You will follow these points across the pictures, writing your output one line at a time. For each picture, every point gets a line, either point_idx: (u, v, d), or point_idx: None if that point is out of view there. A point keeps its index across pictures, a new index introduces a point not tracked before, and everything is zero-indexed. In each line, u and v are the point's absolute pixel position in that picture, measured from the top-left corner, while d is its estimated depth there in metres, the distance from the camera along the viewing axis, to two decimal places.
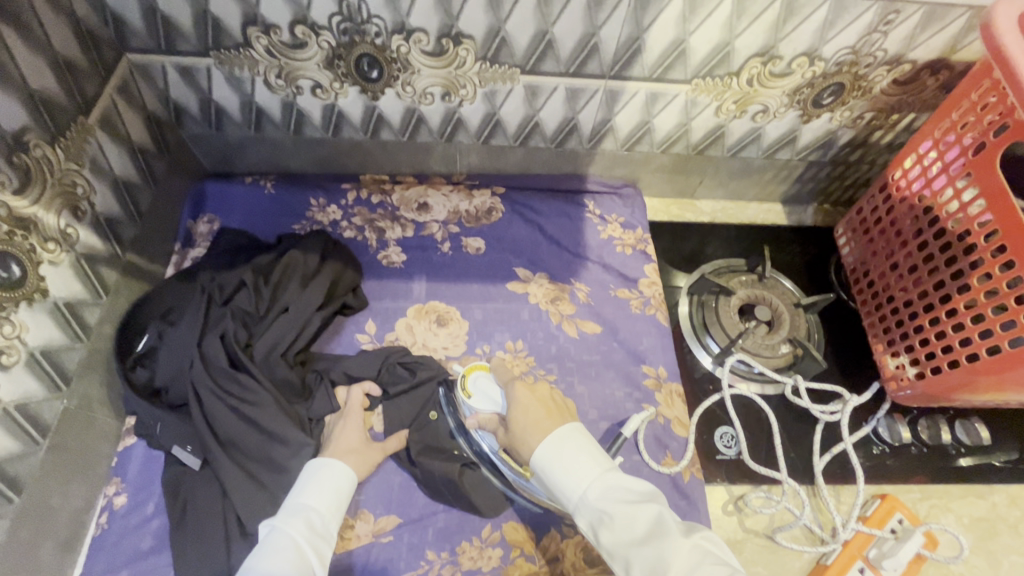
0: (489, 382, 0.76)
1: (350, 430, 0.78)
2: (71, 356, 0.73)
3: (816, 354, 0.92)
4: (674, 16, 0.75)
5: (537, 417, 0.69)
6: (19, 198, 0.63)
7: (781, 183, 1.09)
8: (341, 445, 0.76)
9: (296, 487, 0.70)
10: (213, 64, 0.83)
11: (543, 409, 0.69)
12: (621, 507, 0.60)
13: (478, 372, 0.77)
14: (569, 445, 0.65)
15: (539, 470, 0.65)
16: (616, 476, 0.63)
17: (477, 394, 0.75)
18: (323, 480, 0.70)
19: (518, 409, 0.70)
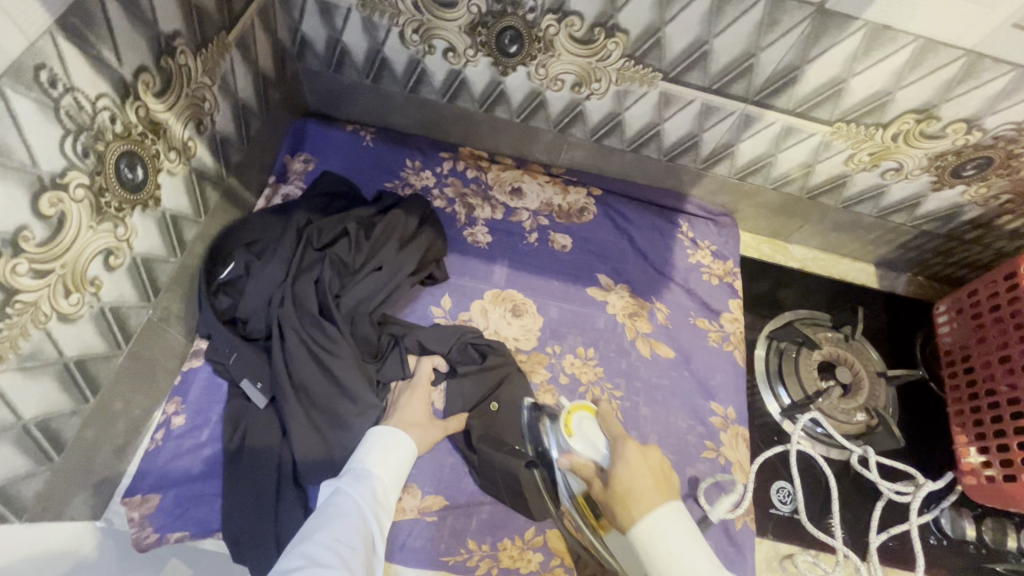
0: (596, 429, 0.65)
1: (416, 402, 0.76)
2: (164, 268, 0.72)
3: (893, 430, 0.88)
4: (844, 54, 0.71)
5: (645, 489, 0.56)
6: (158, 102, 0.62)
7: (884, 246, 1.04)
8: (406, 417, 0.74)
9: (355, 452, 0.69)
10: (355, 6, 0.81)
11: (653, 476, 0.58)
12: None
13: (584, 412, 0.66)
14: (677, 535, 0.53)
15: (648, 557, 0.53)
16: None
17: (579, 436, 0.64)
18: (384, 448, 0.69)
19: (623, 467, 0.59)
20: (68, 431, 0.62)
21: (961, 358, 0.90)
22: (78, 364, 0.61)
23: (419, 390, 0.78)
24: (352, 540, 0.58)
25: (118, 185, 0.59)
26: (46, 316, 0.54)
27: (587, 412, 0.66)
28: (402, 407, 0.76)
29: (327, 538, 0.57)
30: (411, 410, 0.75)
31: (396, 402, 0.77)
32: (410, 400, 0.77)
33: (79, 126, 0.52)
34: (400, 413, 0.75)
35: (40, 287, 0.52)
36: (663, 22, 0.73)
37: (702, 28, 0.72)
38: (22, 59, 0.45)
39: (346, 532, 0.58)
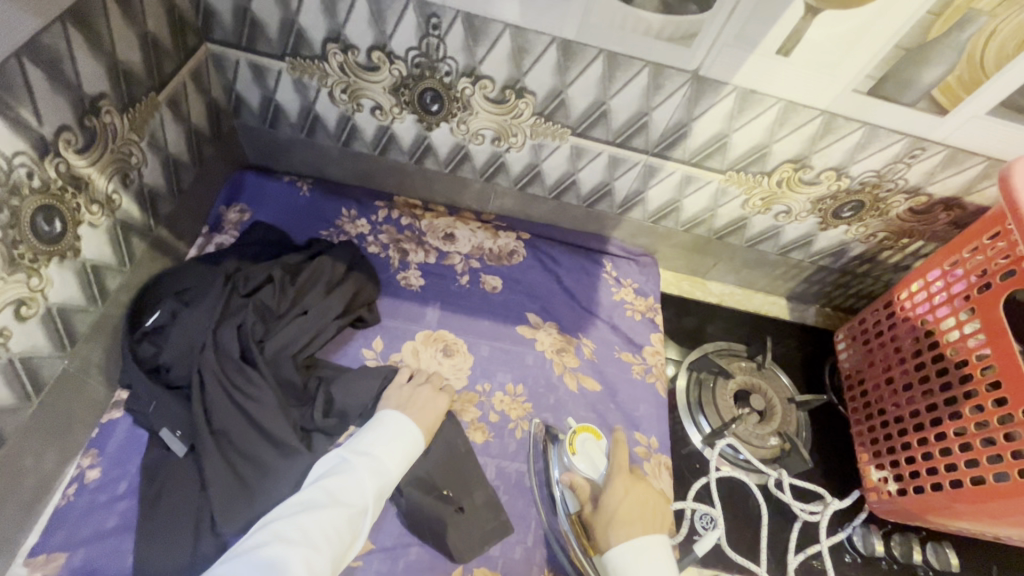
0: (594, 449, 0.78)
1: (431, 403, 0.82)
2: (83, 318, 0.72)
3: (803, 453, 0.93)
4: (723, 113, 0.81)
5: (628, 513, 0.70)
6: (79, 157, 0.65)
7: (790, 280, 1.14)
8: (423, 419, 0.79)
9: (370, 432, 0.75)
10: (285, 69, 0.87)
11: (644, 508, 0.71)
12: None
13: (587, 434, 0.79)
14: (645, 557, 0.66)
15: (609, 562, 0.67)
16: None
17: (581, 453, 0.78)
18: (399, 442, 0.75)
19: (620, 501, 0.72)
20: None
21: (858, 382, 0.98)
22: None
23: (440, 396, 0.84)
24: (334, 531, 0.64)
25: (32, 237, 0.61)
26: None
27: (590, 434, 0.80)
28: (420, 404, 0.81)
29: (309, 521, 0.64)
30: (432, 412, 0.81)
31: (412, 397, 0.82)
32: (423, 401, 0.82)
33: None
34: (414, 406, 0.80)
35: None
36: (565, 85, 0.81)
37: (600, 90, 0.81)
38: None
39: (341, 520, 0.66)
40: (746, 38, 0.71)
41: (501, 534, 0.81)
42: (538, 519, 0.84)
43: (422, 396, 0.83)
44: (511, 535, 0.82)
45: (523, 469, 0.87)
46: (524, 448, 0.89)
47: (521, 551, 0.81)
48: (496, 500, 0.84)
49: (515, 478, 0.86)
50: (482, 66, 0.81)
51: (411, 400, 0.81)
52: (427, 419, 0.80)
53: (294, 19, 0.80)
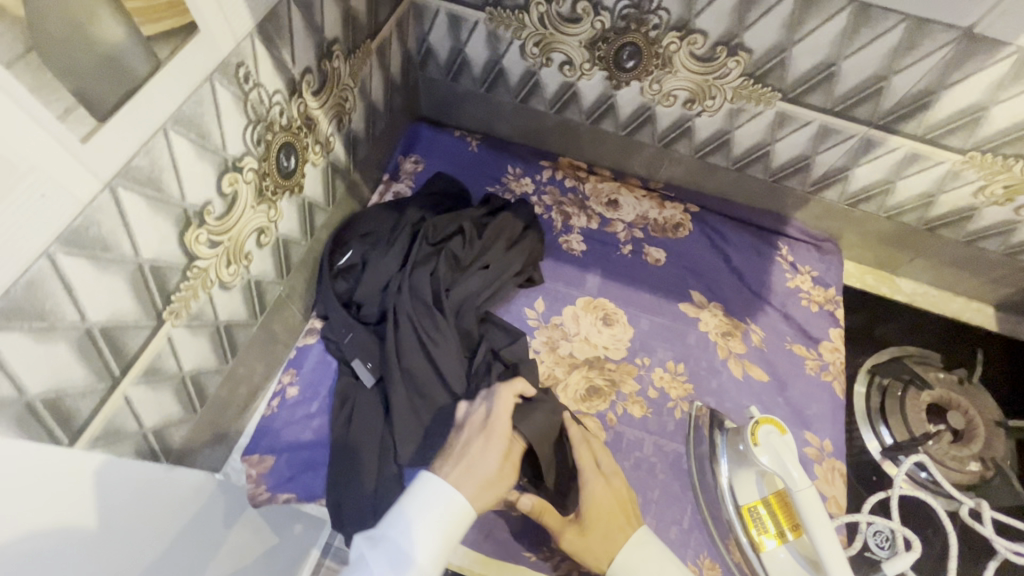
0: (782, 446, 0.69)
1: (489, 450, 0.65)
2: (296, 250, 0.79)
3: (1018, 489, 0.83)
4: (989, 80, 0.68)
5: (606, 514, 0.67)
6: (314, 99, 0.69)
7: (1006, 286, 0.97)
8: (476, 473, 0.61)
9: (404, 509, 0.57)
10: (483, 20, 0.86)
11: (616, 503, 0.68)
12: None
13: (771, 426, 0.72)
14: (651, 557, 0.61)
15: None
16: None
17: (766, 448, 0.70)
18: (432, 517, 0.56)
19: (592, 503, 0.68)
20: (210, 387, 0.69)
21: None
22: (226, 328, 0.68)
23: (494, 435, 0.67)
24: None
25: (276, 172, 0.66)
26: (212, 282, 0.61)
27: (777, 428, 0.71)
28: (472, 453, 0.64)
29: None
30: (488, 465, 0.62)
31: (460, 451, 0.65)
32: (476, 448, 0.65)
33: (258, 117, 0.60)
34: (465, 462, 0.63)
35: (212, 255, 0.59)
36: (791, 43, 0.73)
37: (833, 48, 0.71)
38: (229, 56, 0.52)
39: None
40: None
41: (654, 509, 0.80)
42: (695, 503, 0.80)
43: (476, 442, 0.66)
44: (666, 513, 0.80)
45: (681, 451, 0.84)
46: (683, 429, 0.85)
47: (676, 531, 0.79)
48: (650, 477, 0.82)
49: (673, 457, 0.83)
50: (696, 19, 0.75)
51: (462, 451, 0.65)
52: (481, 479, 0.61)
53: None
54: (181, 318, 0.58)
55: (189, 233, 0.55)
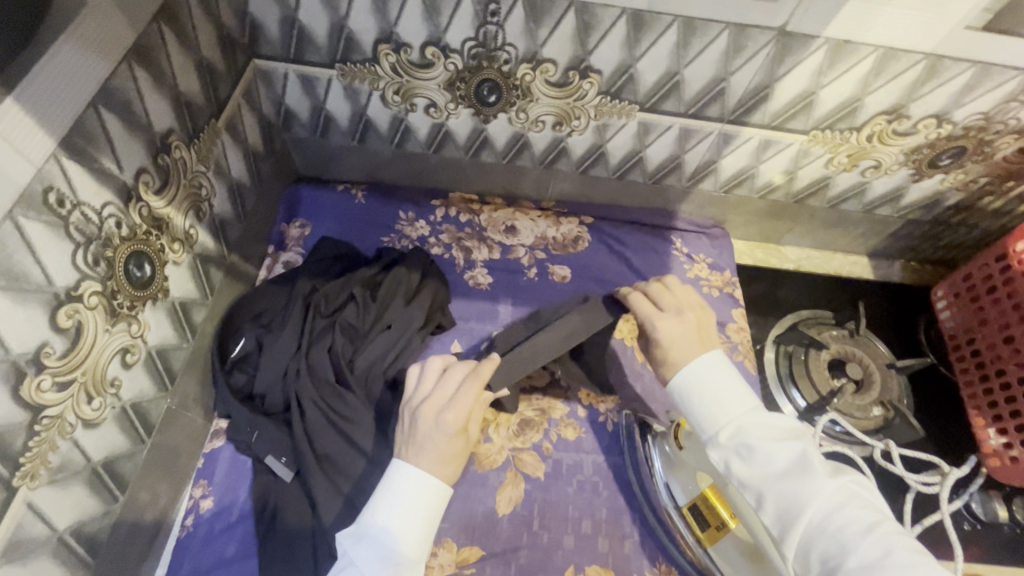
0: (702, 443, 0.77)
1: (440, 431, 0.61)
2: (178, 355, 0.73)
3: (911, 420, 0.90)
4: (812, 69, 0.74)
5: (680, 338, 0.66)
6: (158, 198, 0.63)
7: (873, 237, 1.07)
8: (433, 448, 0.61)
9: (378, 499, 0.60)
10: (335, 76, 0.83)
11: (695, 329, 0.67)
12: (760, 446, 0.56)
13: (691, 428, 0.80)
14: (711, 379, 0.62)
15: (672, 395, 0.65)
16: (762, 415, 0.59)
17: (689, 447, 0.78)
18: (410, 504, 0.59)
19: (670, 336, 0.66)
20: (100, 534, 0.62)
21: (967, 342, 0.91)
22: (105, 466, 0.61)
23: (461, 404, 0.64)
24: None
25: (128, 285, 0.60)
26: (71, 426, 0.55)
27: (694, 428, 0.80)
28: (427, 434, 0.61)
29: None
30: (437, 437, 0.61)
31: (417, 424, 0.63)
32: (429, 428, 0.62)
33: (88, 237, 0.54)
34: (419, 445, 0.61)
35: (63, 399, 0.53)
36: (634, 59, 0.75)
37: (673, 59, 0.75)
38: (31, 187, 0.47)
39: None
40: None
41: (605, 528, 0.80)
42: (642, 511, 0.82)
43: (426, 422, 0.62)
44: (617, 529, 0.80)
45: (619, 463, 0.85)
46: (617, 441, 0.87)
47: (630, 545, 0.79)
48: (595, 496, 0.82)
49: (614, 471, 0.85)
50: (543, 50, 0.76)
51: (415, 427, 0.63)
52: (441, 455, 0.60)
53: (343, 25, 0.76)
54: (38, 478, 0.51)
55: (25, 387, 0.49)
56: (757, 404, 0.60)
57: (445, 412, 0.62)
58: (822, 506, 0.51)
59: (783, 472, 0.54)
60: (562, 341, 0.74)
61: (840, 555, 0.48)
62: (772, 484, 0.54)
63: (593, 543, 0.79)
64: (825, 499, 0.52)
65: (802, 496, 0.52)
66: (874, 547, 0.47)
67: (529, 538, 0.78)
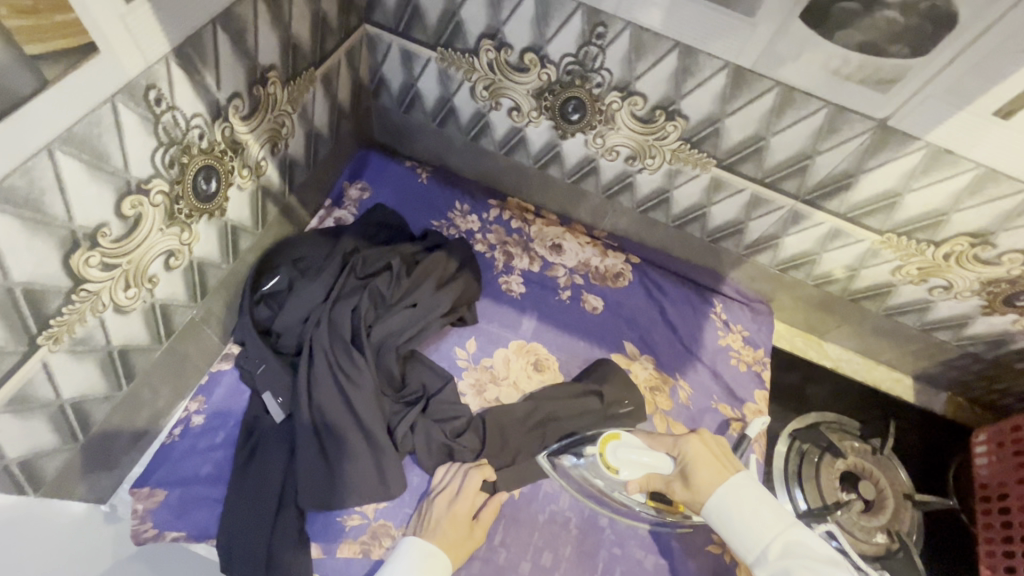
0: (631, 451, 0.68)
1: (451, 523, 0.71)
2: (215, 273, 0.76)
3: (915, 557, 0.84)
4: (904, 169, 0.71)
5: (703, 454, 0.65)
6: (242, 123, 0.67)
7: (923, 359, 1.01)
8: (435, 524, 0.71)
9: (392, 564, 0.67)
10: (434, 58, 0.86)
11: (714, 454, 0.65)
12: (806, 567, 0.54)
13: (613, 442, 0.70)
14: (743, 497, 0.61)
15: (706, 517, 0.62)
16: (805, 534, 0.58)
17: (623, 465, 0.69)
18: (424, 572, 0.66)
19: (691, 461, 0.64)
20: (96, 415, 0.64)
21: (998, 495, 0.85)
22: (121, 352, 0.64)
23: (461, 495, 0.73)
24: None
25: (192, 194, 0.64)
26: (103, 305, 0.58)
27: (617, 440, 0.70)
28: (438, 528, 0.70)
29: None
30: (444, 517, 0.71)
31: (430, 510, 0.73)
32: (442, 519, 0.71)
33: (171, 139, 0.57)
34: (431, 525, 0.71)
35: (105, 279, 0.56)
36: (724, 114, 0.75)
37: (762, 124, 0.74)
38: (137, 79, 0.50)
39: None
40: (961, 92, 0.61)
41: (564, 567, 0.77)
42: (606, 563, 0.79)
43: (440, 510, 0.72)
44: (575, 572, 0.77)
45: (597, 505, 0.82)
46: None
47: None
48: (563, 533, 0.79)
49: (590, 513, 0.81)
50: (637, 83, 0.76)
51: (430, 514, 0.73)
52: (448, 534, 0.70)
53: (455, 12, 0.79)
54: (60, 343, 0.54)
55: (75, 257, 0.52)
56: (800, 523, 0.59)
57: (452, 502, 0.73)
58: None
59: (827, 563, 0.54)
60: (589, 406, 0.86)
61: None
62: None
63: None
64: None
65: None
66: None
67: (486, 552, 0.76)
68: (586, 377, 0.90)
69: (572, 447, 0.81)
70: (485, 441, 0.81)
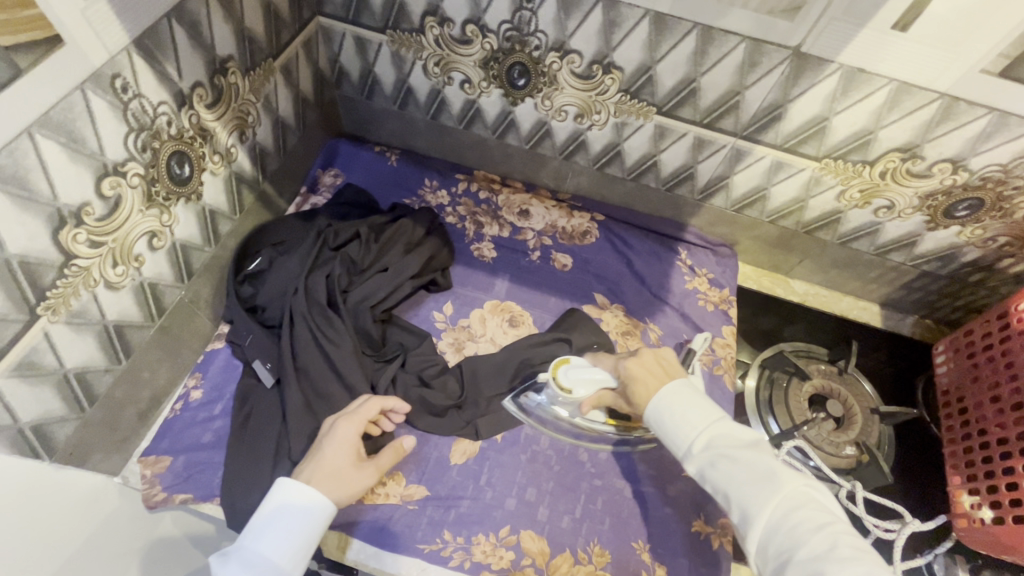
0: (579, 372, 0.79)
1: (335, 453, 0.69)
2: (199, 255, 0.82)
3: (884, 466, 0.87)
4: (824, 93, 0.76)
5: (644, 376, 0.71)
6: (209, 112, 0.74)
7: (886, 285, 1.04)
8: (324, 463, 0.68)
9: (265, 528, 0.62)
10: (385, 42, 0.93)
11: (653, 371, 0.71)
12: (728, 451, 0.61)
13: (563, 368, 0.81)
14: (678, 399, 0.66)
15: (648, 421, 0.68)
16: (728, 425, 0.64)
17: (574, 385, 0.79)
18: (293, 526, 0.63)
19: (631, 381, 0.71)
20: (100, 386, 0.71)
21: (956, 398, 0.90)
22: (116, 327, 0.70)
23: (355, 420, 0.73)
24: None
25: (167, 178, 0.70)
26: (94, 281, 0.64)
27: (565, 364, 0.81)
28: (322, 457, 0.69)
29: None
30: (333, 454, 0.69)
31: (322, 444, 0.71)
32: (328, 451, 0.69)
33: (141, 125, 0.64)
34: (317, 461, 0.68)
35: (93, 256, 0.62)
36: (654, 61, 0.80)
37: (689, 67, 0.79)
38: (103, 68, 0.57)
39: None
40: (858, 11, 0.66)
41: (548, 500, 0.81)
42: (588, 494, 0.83)
43: (330, 445, 0.70)
44: (559, 504, 0.81)
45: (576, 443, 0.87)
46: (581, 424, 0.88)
47: (568, 521, 0.80)
48: (544, 469, 0.84)
49: (569, 450, 0.86)
50: (571, 40, 0.82)
51: (319, 448, 0.70)
52: (332, 469, 0.68)
53: None
54: (58, 315, 0.61)
55: (63, 233, 0.58)
56: (723, 416, 0.65)
57: (342, 428, 0.72)
58: (785, 505, 0.57)
59: (744, 447, 0.61)
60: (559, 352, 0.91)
61: (794, 550, 0.53)
62: (739, 487, 0.59)
63: (532, 510, 0.80)
64: (787, 497, 0.57)
65: (766, 475, 0.59)
66: (821, 541, 0.52)
67: (473, 491, 0.81)
68: (556, 327, 0.95)
69: (533, 385, 0.88)
70: (463, 389, 0.87)
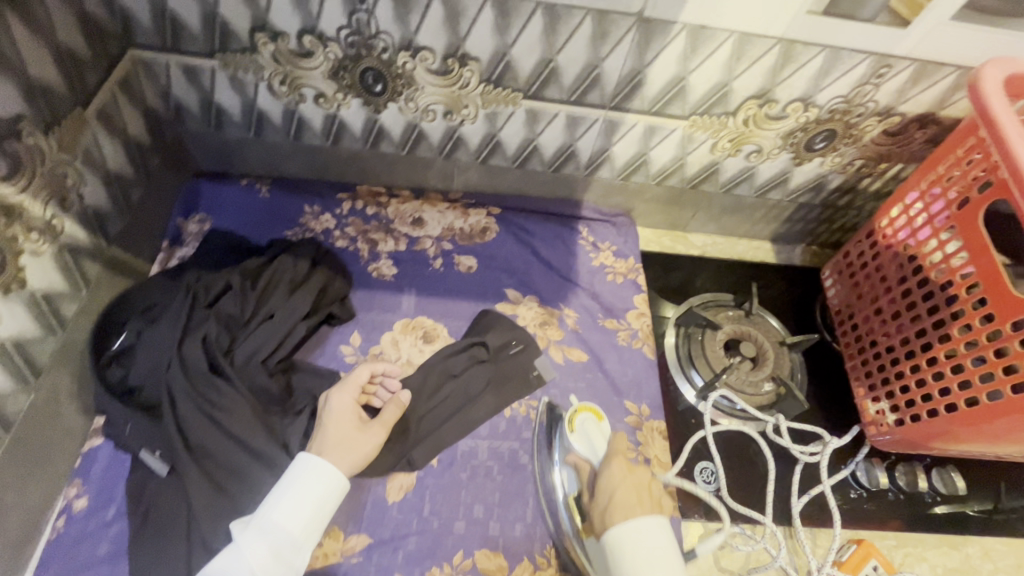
0: (593, 428, 0.79)
1: (338, 426, 0.71)
2: (42, 348, 0.71)
3: (800, 395, 0.93)
4: (676, 54, 0.77)
5: (622, 484, 0.66)
6: (7, 184, 0.63)
7: (772, 222, 1.10)
8: (332, 437, 0.70)
9: (280, 497, 0.64)
10: (217, 67, 0.83)
11: (639, 489, 0.65)
12: None
13: (587, 415, 0.81)
14: (646, 542, 0.60)
15: (603, 543, 0.62)
16: None
17: (580, 432, 0.79)
18: (311, 492, 0.64)
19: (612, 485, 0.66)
20: None
21: (847, 318, 0.97)
22: None
23: (349, 387, 0.75)
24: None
25: None
26: None
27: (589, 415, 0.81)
28: (327, 429, 0.71)
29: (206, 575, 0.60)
30: (337, 426, 0.71)
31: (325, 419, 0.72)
32: (330, 428, 0.71)
33: None
34: (324, 437, 0.70)
35: None
36: (508, 46, 0.78)
37: (544, 47, 0.77)
38: None
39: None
40: None
41: (497, 513, 0.79)
42: (536, 495, 0.81)
43: (332, 420, 0.72)
44: (509, 513, 0.80)
45: (516, 446, 0.85)
46: (516, 426, 0.86)
47: (521, 528, 0.79)
48: (487, 482, 0.81)
49: (509, 456, 0.84)
50: (418, 37, 0.77)
51: (324, 424, 0.72)
52: (342, 438, 0.70)
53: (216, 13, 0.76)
54: None
55: None
56: None
57: (339, 399, 0.74)
58: None
59: None
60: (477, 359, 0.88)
61: None
62: None
63: (483, 527, 0.78)
64: None
65: None
66: None
67: (419, 524, 0.77)
68: (470, 333, 0.92)
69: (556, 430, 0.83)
70: None
